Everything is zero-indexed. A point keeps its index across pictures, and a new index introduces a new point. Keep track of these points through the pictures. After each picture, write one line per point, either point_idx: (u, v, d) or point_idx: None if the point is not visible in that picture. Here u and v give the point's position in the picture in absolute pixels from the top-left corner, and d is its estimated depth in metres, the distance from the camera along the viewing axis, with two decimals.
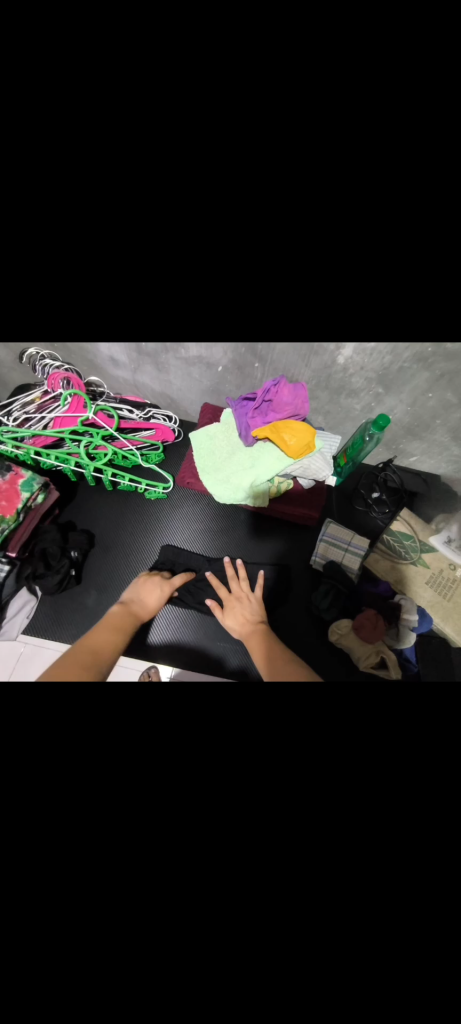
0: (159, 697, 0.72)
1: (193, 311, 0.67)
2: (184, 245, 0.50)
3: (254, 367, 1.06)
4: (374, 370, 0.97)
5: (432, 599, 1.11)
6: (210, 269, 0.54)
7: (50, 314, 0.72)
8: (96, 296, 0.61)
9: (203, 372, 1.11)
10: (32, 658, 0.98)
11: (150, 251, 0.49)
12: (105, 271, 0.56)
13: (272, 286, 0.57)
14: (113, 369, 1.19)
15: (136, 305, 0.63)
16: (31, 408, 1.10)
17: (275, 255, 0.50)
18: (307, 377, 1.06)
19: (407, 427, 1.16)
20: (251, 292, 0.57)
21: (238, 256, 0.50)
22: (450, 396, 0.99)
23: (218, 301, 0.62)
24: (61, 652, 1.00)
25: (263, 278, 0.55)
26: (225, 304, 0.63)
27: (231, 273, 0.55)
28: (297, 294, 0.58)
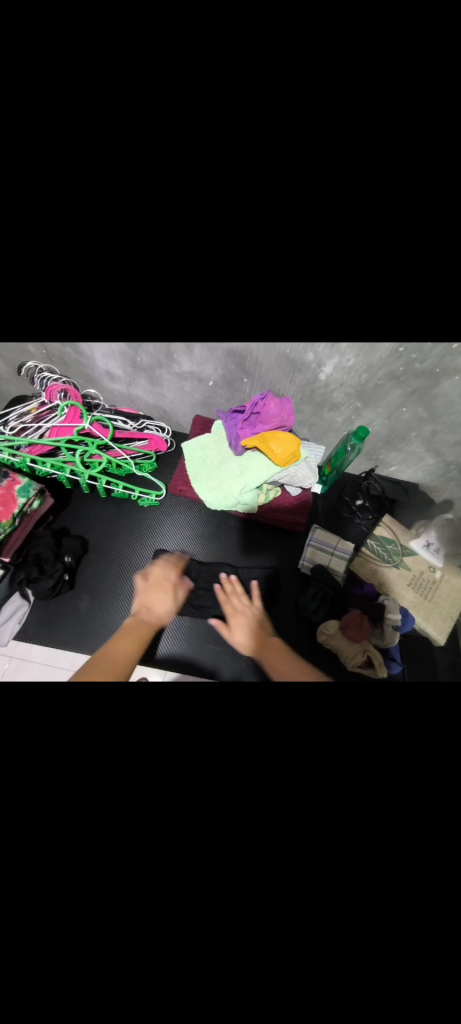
0: None
1: (188, 331, 0.73)
2: None
3: (243, 382, 1.13)
4: (353, 386, 1.06)
5: (415, 600, 1.17)
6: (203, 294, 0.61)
7: (53, 330, 0.77)
8: (99, 316, 0.67)
9: (195, 386, 1.18)
10: (24, 661, 0.99)
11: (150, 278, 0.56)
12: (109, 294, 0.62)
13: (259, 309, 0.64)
14: (109, 383, 1.25)
15: (135, 324, 0.70)
16: (29, 419, 1.14)
17: None
18: (292, 392, 1.14)
19: (385, 439, 1.25)
20: (239, 315, 0.64)
21: None
22: (421, 410, 1.08)
23: (210, 322, 0.69)
24: (53, 655, 1.01)
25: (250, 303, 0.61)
26: (216, 325, 0.70)
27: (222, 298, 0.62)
28: (280, 318, 0.65)
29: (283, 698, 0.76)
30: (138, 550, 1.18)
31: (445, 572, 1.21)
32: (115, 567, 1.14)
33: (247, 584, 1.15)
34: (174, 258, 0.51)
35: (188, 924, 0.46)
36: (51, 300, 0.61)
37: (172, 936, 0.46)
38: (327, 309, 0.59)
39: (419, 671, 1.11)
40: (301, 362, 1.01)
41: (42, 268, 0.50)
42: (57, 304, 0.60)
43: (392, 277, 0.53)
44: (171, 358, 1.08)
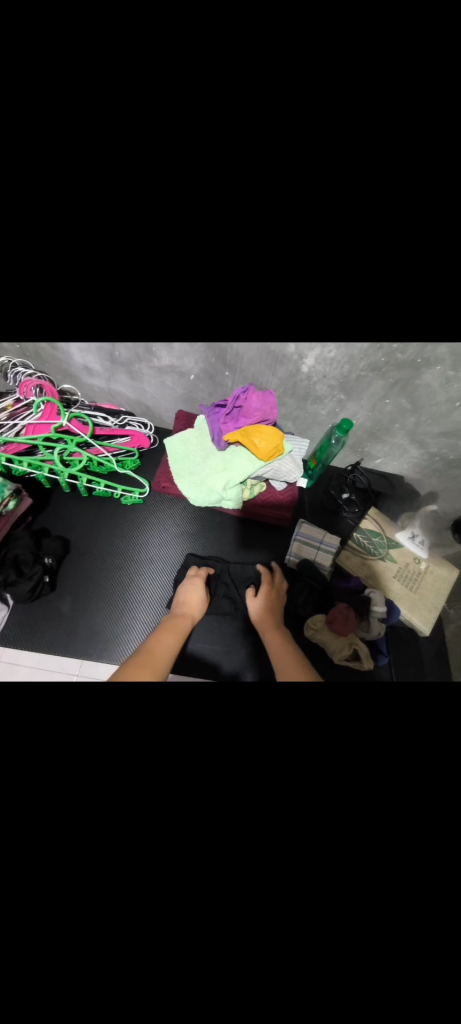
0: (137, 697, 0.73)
1: (161, 322, 0.71)
2: None
3: (225, 376, 1.11)
4: (336, 379, 1.05)
5: (401, 591, 1.17)
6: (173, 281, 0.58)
7: (19, 322, 0.74)
8: (65, 306, 0.64)
9: (177, 380, 1.15)
10: (3, 668, 0.97)
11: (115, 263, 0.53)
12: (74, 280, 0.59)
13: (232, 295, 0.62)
14: (87, 378, 1.21)
15: (105, 314, 0.67)
16: (3, 416, 1.10)
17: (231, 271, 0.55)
18: (275, 386, 1.12)
19: (370, 432, 1.24)
20: (213, 306, 0.62)
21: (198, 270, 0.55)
22: (404, 402, 1.07)
23: (183, 313, 0.67)
24: (35, 661, 0.99)
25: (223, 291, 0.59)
26: (190, 316, 0.68)
27: (194, 284, 0.59)
28: (255, 308, 0.64)
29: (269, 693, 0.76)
30: (122, 549, 1.16)
31: (431, 563, 1.22)
32: (98, 567, 1.12)
33: (233, 581, 1.14)
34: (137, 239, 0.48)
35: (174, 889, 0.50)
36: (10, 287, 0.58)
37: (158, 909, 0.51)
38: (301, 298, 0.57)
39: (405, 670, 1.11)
40: (283, 353, 0.99)
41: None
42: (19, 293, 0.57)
43: (367, 261, 0.51)
44: (149, 351, 1.05)
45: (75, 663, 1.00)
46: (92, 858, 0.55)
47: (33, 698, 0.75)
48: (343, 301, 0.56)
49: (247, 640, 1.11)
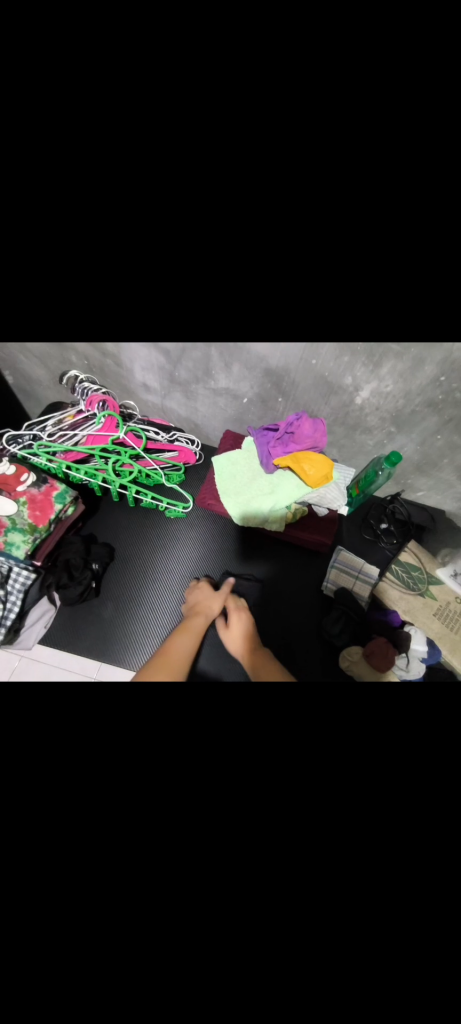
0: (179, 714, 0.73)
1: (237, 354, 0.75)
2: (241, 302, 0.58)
3: (277, 402, 1.14)
4: (389, 412, 1.06)
5: (440, 630, 1.14)
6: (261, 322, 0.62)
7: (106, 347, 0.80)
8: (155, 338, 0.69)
9: (229, 402, 1.20)
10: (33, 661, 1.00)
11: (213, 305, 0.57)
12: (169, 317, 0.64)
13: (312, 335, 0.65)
14: (144, 394, 1.27)
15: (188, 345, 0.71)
16: (66, 425, 1.17)
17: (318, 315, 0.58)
18: (326, 414, 1.14)
19: (415, 465, 1.24)
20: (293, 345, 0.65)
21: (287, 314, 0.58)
22: (456, 439, 1.07)
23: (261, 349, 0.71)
24: (65, 659, 1.01)
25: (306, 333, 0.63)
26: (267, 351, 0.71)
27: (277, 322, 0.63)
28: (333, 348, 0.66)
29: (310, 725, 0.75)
30: (162, 559, 1.19)
31: None
32: (137, 573, 1.15)
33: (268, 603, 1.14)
34: (240, 264, 0.51)
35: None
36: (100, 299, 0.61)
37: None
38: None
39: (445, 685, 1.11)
40: (338, 385, 1.02)
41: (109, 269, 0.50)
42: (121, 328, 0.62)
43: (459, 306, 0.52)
44: (208, 374, 1.10)
45: (98, 666, 1.01)
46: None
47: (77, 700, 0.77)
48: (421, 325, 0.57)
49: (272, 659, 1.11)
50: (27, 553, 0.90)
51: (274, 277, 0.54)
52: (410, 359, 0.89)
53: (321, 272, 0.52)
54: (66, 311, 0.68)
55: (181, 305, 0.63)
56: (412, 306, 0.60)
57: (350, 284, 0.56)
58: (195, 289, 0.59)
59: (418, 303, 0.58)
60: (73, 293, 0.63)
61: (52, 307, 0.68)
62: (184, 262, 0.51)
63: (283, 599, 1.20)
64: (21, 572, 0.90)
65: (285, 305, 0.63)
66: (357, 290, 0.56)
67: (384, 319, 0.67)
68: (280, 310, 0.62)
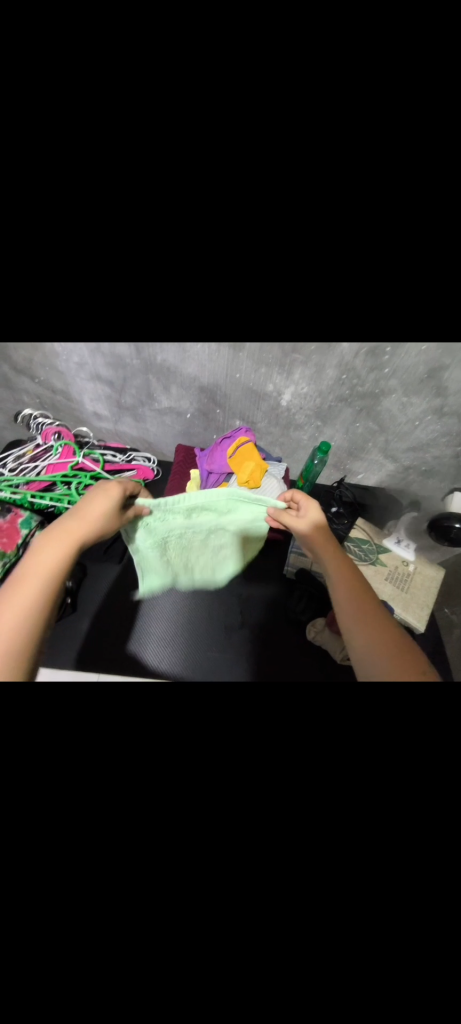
0: (152, 699, 0.78)
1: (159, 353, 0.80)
2: (139, 297, 0.62)
3: (216, 413, 1.28)
4: (311, 408, 1.22)
5: (393, 591, 1.28)
6: (164, 322, 0.68)
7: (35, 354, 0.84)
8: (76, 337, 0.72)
9: (175, 419, 1.33)
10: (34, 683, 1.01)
11: (113, 298, 0.60)
12: (79, 310, 0.65)
13: (218, 325, 0.71)
14: (97, 421, 1.39)
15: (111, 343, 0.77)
16: (26, 460, 1.26)
17: (214, 309, 0.65)
18: (260, 417, 1.29)
19: (348, 451, 1.40)
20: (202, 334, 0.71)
21: (186, 314, 0.66)
22: (372, 423, 1.25)
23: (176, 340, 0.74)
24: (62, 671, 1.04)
25: (209, 326, 0.69)
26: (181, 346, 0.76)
27: (184, 324, 0.71)
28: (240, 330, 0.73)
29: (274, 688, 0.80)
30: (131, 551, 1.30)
31: (417, 564, 1.33)
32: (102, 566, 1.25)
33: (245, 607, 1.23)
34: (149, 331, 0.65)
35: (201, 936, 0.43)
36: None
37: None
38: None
39: None
40: (264, 391, 1.17)
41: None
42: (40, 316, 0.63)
43: (330, 299, 0.60)
44: (151, 396, 1.23)
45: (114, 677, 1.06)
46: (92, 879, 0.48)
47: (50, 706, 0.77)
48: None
49: (247, 635, 1.18)
50: None
51: (164, 289, 0.61)
52: (314, 363, 1.06)
53: (207, 294, 0.62)
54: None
55: (91, 303, 0.66)
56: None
57: (245, 311, 0.66)
58: (109, 317, 0.67)
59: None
60: (12, 325, 0.71)
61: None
62: (91, 297, 0.59)
63: (257, 591, 1.27)
64: None
65: (188, 312, 0.72)
66: (250, 312, 0.66)
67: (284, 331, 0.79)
68: (183, 317, 0.69)
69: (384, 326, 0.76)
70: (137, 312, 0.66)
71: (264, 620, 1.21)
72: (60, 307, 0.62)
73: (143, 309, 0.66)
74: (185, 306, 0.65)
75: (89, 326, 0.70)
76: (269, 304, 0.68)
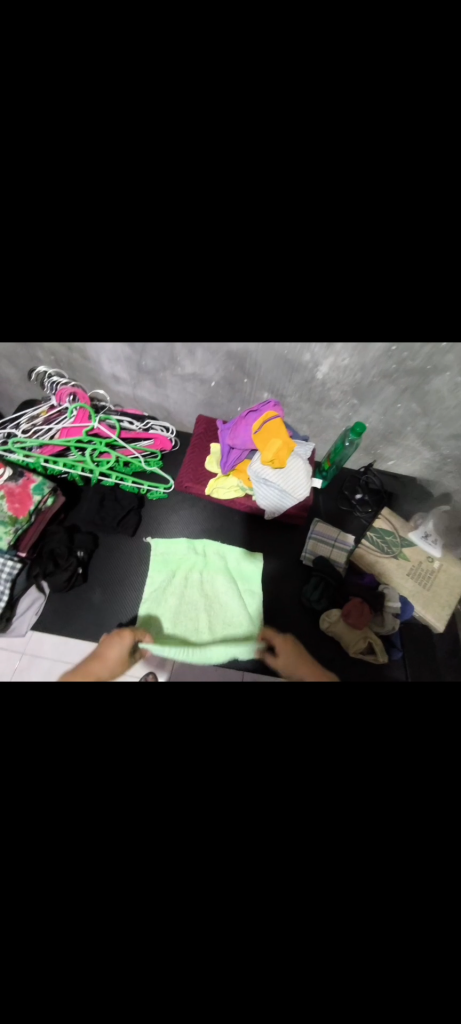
0: (156, 701, 0.83)
1: (190, 310, 0.70)
2: (174, 246, 0.53)
3: (243, 383, 1.17)
4: (349, 384, 1.09)
5: (413, 587, 1.21)
6: (201, 274, 0.58)
7: (50, 303, 0.75)
8: (96, 287, 0.64)
9: (198, 387, 1.23)
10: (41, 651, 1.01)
11: (142, 242, 0.51)
12: (101, 259, 0.56)
13: (255, 294, 0.63)
14: (115, 385, 1.30)
15: (136, 303, 0.70)
16: (39, 421, 1.19)
17: (259, 261, 0.55)
18: (291, 390, 1.17)
19: (383, 435, 1.29)
20: (243, 290, 0.61)
21: (227, 265, 0.56)
22: (415, 406, 1.12)
23: (207, 296, 0.66)
24: (73, 642, 1.04)
25: (251, 279, 0.59)
26: (213, 302, 0.68)
27: (223, 288, 0.62)
28: (281, 292, 0.63)
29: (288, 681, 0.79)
30: (144, 524, 1.25)
31: (443, 561, 1.26)
32: (113, 537, 1.21)
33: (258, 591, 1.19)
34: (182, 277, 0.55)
35: None
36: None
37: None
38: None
39: (416, 650, 1.15)
40: (299, 361, 1.05)
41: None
42: (57, 269, 0.57)
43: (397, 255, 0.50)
44: (174, 361, 1.12)
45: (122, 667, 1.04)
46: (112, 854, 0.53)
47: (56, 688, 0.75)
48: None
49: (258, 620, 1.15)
50: (10, 543, 0.95)
51: (204, 233, 0.50)
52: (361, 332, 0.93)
53: (255, 236, 0.51)
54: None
55: (122, 261, 0.59)
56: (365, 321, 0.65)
57: (294, 270, 0.56)
58: (137, 273, 0.58)
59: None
60: (27, 277, 0.63)
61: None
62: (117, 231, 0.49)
63: (272, 576, 1.23)
64: (6, 563, 0.94)
65: (228, 264, 0.61)
66: (301, 267, 0.55)
67: (334, 302, 0.69)
68: (223, 278, 0.61)
69: (454, 301, 0.65)
70: (169, 261, 0.57)
71: (277, 607, 1.18)
72: (79, 239, 0.52)
73: (177, 260, 0.56)
74: (227, 258, 0.55)
75: (114, 275, 0.61)
76: (320, 262, 0.58)
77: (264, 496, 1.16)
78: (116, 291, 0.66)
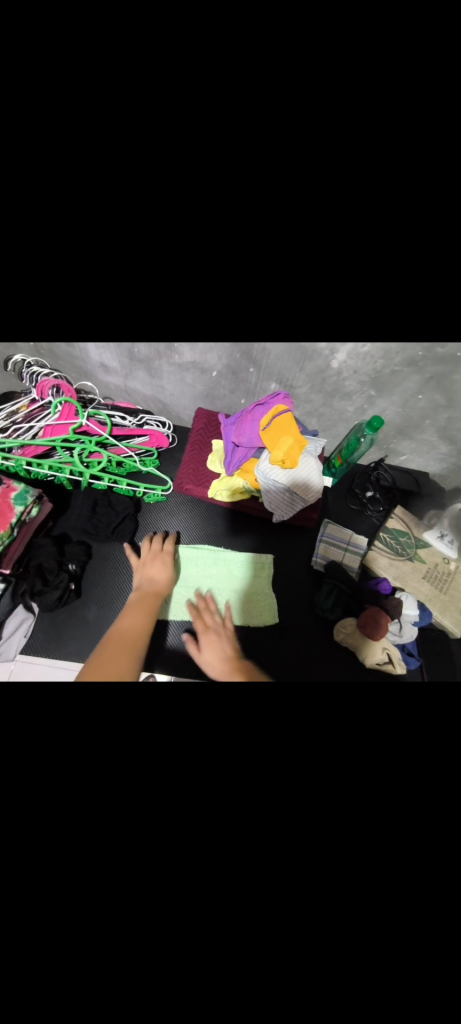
0: (156, 700, 0.74)
1: (192, 305, 0.59)
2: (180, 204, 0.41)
3: (249, 372, 1.06)
4: (367, 373, 0.99)
5: (430, 592, 1.14)
6: (213, 254, 0.46)
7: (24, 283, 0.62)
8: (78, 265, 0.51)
9: (198, 377, 1.10)
10: (32, 677, 0.92)
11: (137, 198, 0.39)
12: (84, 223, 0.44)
13: (266, 293, 0.53)
14: (104, 375, 1.16)
15: (128, 301, 0.58)
16: (19, 418, 1.06)
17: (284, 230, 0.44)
18: (302, 381, 1.06)
19: (398, 428, 1.19)
20: (260, 280, 0.50)
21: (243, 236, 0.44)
22: (438, 397, 1.02)
23: (212, 293, 0.55)
24: (65, 664, 0.95)
25: (271, 262, 0.47)
26: (218, 299, 0.57)
27: (236, 285, 0.52)
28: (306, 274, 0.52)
29: (306, 696, 0.75)
30: (142, 530, 1.14)
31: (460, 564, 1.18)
32: (107, 546, 1.09)
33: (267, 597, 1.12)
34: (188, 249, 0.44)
35: None
36: (26, 285, 0.50)
37: None
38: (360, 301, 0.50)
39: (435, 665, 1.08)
40: (313, 347, 0.92)
41: None
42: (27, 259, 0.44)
43: None
44: (171, 348, 0.99)
45: None
46: None
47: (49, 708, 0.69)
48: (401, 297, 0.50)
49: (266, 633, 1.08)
50: None
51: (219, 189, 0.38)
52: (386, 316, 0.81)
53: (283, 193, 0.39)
54: None
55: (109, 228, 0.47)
56: (403, 302, 0.55)
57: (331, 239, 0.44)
58: (130, 257, 0.47)
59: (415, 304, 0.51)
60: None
61: None
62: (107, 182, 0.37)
63: (281, 582, 1.15)
64: None
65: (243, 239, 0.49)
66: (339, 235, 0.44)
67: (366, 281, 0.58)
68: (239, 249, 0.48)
69: None
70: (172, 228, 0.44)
71: (287, 615, 1.11)
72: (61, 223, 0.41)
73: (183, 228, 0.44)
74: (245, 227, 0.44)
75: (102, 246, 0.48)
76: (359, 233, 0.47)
77: (272, 497, 1.06)
78: (107, 288, 0.54)
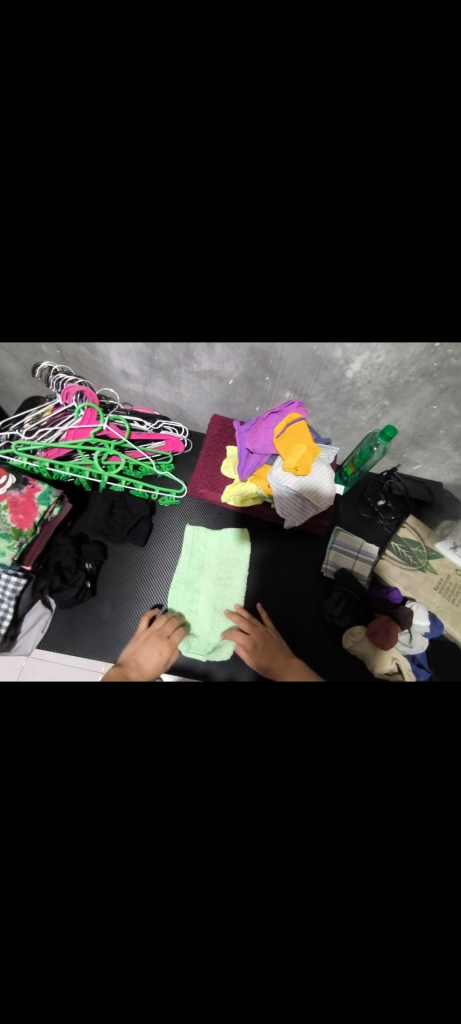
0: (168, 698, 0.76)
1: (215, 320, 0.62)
2: None
3: (264, 382, 1.08)
4: (381, 384, 1.00)
5: (441, 603, 1.13)
6: None
7: None
8: None
9: (214, 385, 1.14)
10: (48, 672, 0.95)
11: None
12: None
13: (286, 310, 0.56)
14: (124, 382, 1.21)
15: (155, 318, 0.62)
16: (44, 422, 1.11)
17: None
18: (316, 390, 1.08)
19: (412, 438, 1.20)
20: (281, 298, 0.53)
21: None
22: (453, 409, 1.02)
23: (234, 311, 0.58)
24: (79, 662, 0.98)
25: None
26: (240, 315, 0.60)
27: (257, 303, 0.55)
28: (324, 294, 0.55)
29: (314, 702, 0.76)
30: (156, 532, 1.18)
31: None
32: (122, 547, 1.13)
33: (276, 602, 1.13)
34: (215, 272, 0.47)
35: (234, 916, 0.53)
36: (54, 303, 0.52)
37: (198, 913, 0.52)
38: (377, 317, 0.52)
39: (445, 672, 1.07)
40: (328, 359, 0.95)
41: (70, 286, 0.47)
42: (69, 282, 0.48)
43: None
44: (189, 357, 1.02)
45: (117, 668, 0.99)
46: (124, 877, 0.53)
47: (66, 702, 0.72)
48: (417, 315, 0.52)
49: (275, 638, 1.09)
50: (14, 559, 0.90)
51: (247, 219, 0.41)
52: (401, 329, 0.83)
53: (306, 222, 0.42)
54: (29, 333, 0.65)
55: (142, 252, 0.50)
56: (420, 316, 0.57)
57: None
58: None
59: (431, 320, 0.52)
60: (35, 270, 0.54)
61: (25, 329, 0.65)
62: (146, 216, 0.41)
63: (291, 588, 1.16)
64: (10, 578, 0.89)
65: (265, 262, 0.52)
66: None
67: None
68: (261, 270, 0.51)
69: None
70: None
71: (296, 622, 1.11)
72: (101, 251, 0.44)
73: None
74: None
75: None
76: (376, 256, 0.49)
77: (284, 503, 1.08)
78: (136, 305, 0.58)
